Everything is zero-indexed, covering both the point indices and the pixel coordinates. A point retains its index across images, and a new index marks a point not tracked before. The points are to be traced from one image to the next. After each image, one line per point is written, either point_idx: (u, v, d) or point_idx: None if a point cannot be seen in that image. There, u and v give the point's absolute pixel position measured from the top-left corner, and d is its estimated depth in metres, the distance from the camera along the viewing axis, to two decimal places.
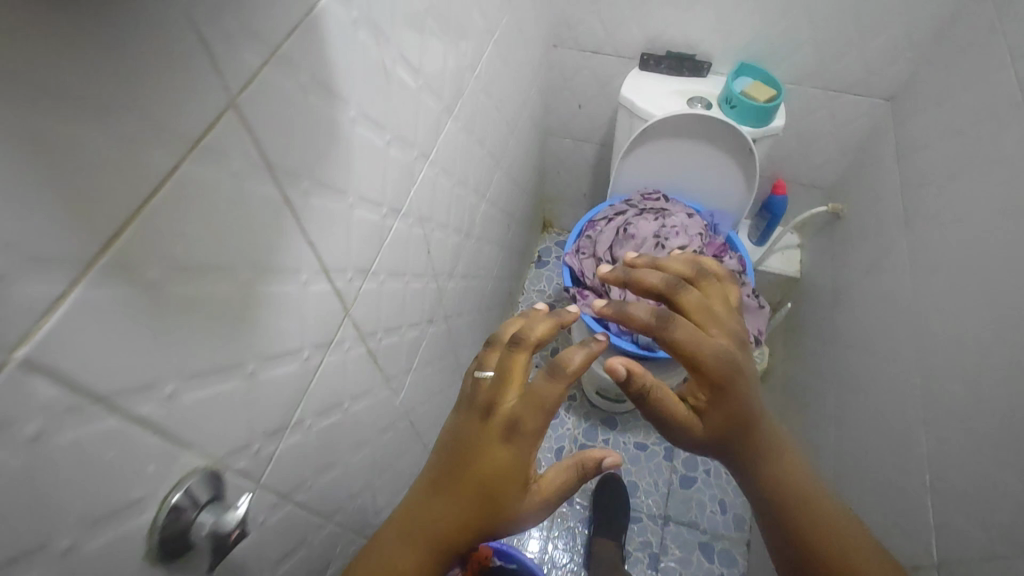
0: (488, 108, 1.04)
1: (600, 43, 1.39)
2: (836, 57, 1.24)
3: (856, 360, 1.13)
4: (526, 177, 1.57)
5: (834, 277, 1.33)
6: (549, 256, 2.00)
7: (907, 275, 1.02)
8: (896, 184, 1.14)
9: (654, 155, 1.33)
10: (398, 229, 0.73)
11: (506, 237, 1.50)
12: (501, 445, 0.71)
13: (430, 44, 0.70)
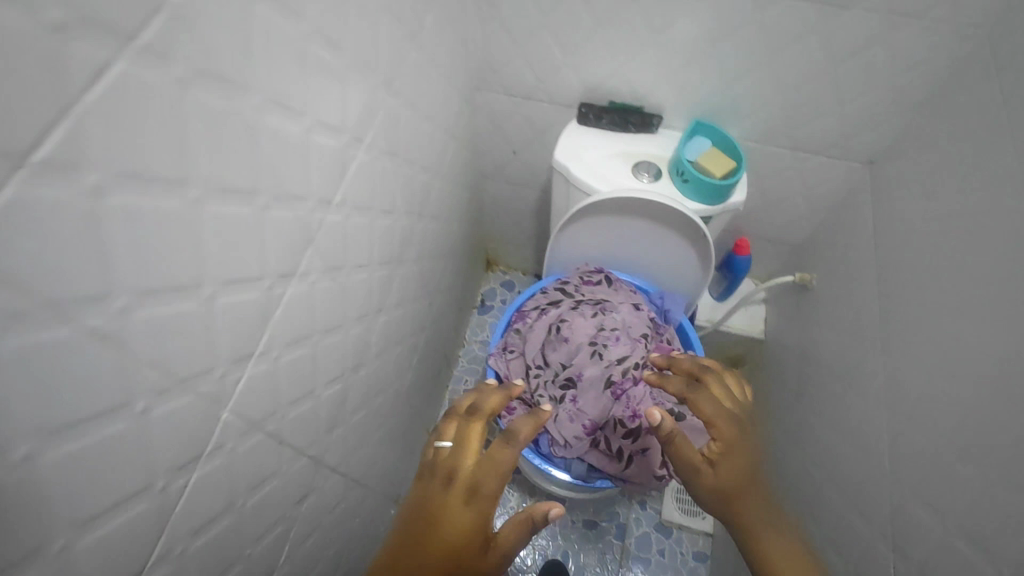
0: (403, 116, 0.91)
1: (530, 88, 1.23)
2: (803, 116, 1.11)
3: (825, 452, 0.98)
4: (455, 223, 1.37)
5: (800, 344, 1.18)
6: (491, 300, 1.92)
7: (885, 383, 0.87)
8: (875, 261, 1.01)
9: (593, 227, 1.11)
10: (295, 290, 0.70)
11: (427, 312, 1.34)
12: (470, 511, 0.81)
13: (315, 77, 0.62)
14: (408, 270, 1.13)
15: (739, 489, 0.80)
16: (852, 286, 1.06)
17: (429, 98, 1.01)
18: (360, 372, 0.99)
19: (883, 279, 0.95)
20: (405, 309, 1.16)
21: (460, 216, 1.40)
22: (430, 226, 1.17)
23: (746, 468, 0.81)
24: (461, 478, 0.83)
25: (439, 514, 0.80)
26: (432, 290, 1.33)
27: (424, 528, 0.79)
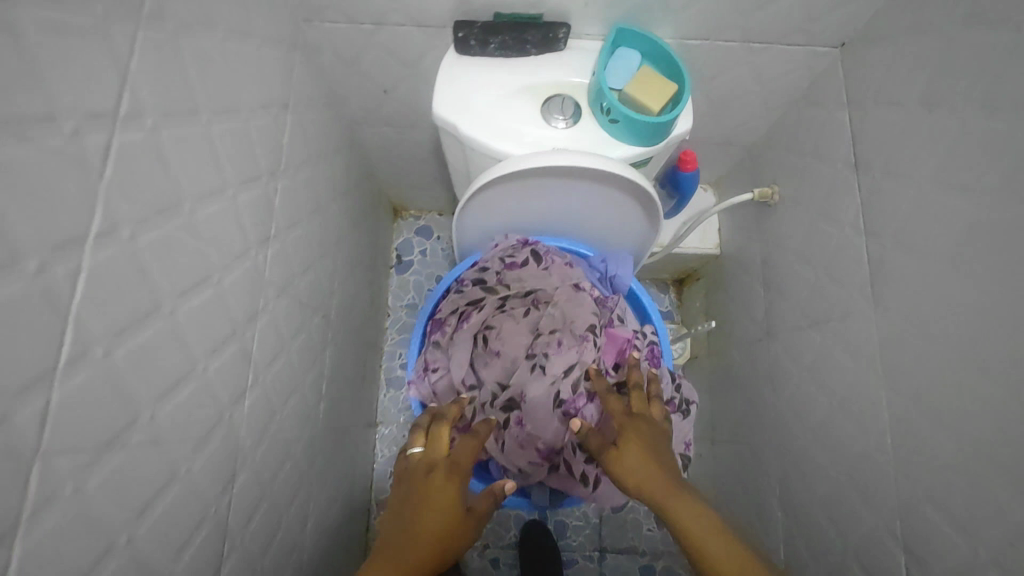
0: (223, 136, 0.52)
1: (382, 10, 0.70)
2: (764, 9, 0.67)
3: (780, 418, 0.84)
4: (335, 186, 0.89)
5: (758, 282, 0.94)
6: (411, 252, 1.34)
7: (854, 358, 0.67)
8: (833, 184, 0.72)
9: (504, 197, 0.72)
10: (102, 502, 0.38)
11: (335, 313, 0.92)
12: (456, 492, 0.58)
13: (43, 160, 0.32)
14: (301, 298, 0.75)
15: (647, 477, 0.57)
16: (804, 195, 0.80)
17: (238, 24, 0.56)
18: (261, 460, 0.65)
19: (832, 202, 0.73)
20: (292, 356, 0.73)
21: (343, 181, 0.94)
22: (328, 238, 0.86)
23: (660, 462, 0.58)
24: (439, 473, 0.58)
25: (408, 515, 0.56)
26: (335, 289, 0.91)
27: (392, 555, 0.53)
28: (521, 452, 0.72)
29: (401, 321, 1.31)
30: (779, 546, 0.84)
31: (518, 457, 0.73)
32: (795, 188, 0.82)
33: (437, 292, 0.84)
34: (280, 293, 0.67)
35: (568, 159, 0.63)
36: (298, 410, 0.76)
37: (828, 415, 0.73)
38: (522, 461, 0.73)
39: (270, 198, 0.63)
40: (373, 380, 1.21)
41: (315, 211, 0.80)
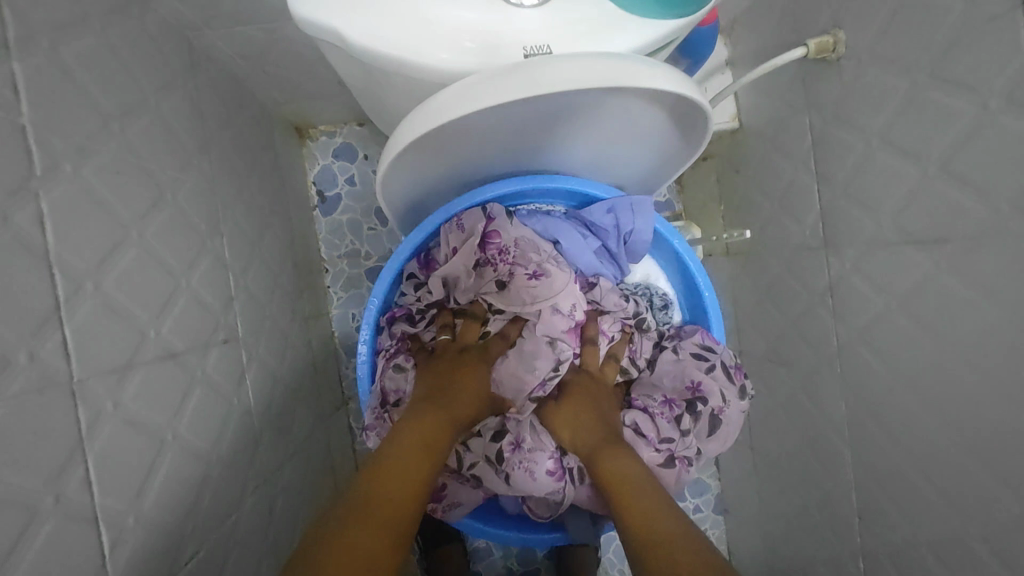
0: None
1: None
2: None
3: (852, 353, 0.66)
4: (187, 145, 0.58)
5: (808, 171, 0.70)
6: (335, 183, 1.02)
7: (995, 300, 0.47)
8: (965, 32, 0.46)
9: (466, 143, 0.53)
10: None
11: (247, 320, 0.67)
12: (472, 375, 0.70)
13: None
14: (170, 350, 0.49)
15: (586, 433, 0.71)
16: (902, 48, 0.53)
17: None
18: None
19: (957, 65, 0.47)
20: (188, 434, 0.50)
21: (195, 125, 0.60)
22: (194, 230, 0.56)
23: (600, 423, 0.71)
24: (471, 353, 0.72)
25: (447, 387, 0.68)
26: (232, 292, 0.63)
27: (436, 408, 0.65)
28: (532, 480, 0.74)
29: (344, 275, 1.03)
30: (852, 493, 0.70)
31: (536, 491, 0.74)
32: (882, 34, 0.54)
33: (393, 267, 0.75)
34: (120, 381, 0.41)
35: (527, 67, 0.44)
36: (219, 494, 0.53)
37: (945, 366, 0.54)
38: (541, 490, 0.75)
39: (23, 245, 0.35)
40: (327, 357, 0.97)
41: (155, 204, 0.50)
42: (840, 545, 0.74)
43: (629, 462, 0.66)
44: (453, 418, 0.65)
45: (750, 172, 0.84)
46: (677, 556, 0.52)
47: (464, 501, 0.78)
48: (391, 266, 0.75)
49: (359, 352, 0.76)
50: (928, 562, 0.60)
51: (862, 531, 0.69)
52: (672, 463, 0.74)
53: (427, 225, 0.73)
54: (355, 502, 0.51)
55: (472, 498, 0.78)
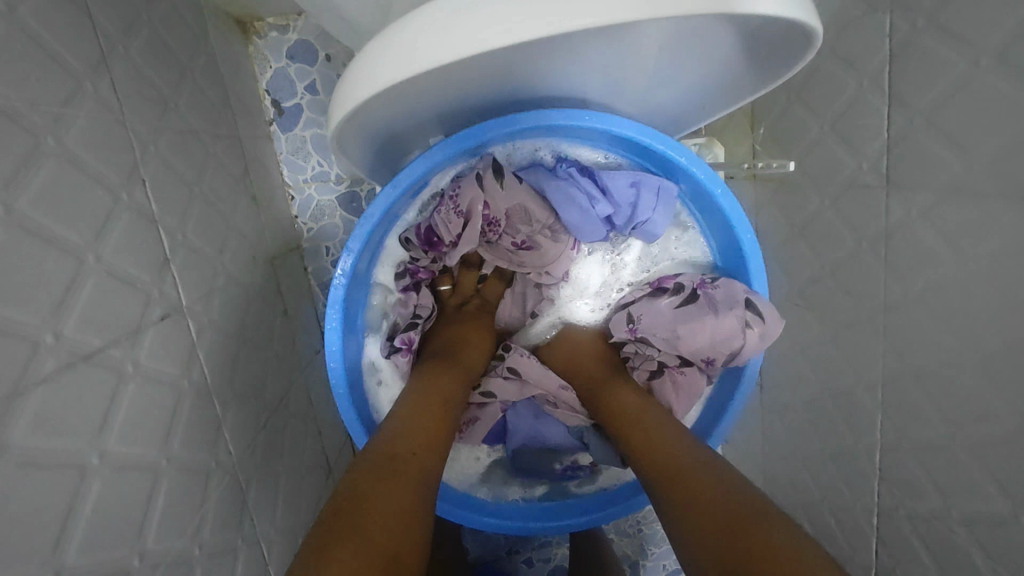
0: None
1: None
2: None
3: (905, 313, 0.57)
4: (78, 68, 0.43)
5: (878, 89, 0.56)
6: (295, 92, 0.85)
7: None
8: None
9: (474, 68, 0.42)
10: None
11: (194, 283, 0.55)
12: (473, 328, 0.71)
13: None
14: (82, 351, 0.38)
15: (585, 372, 0.73)
16: None
17: None
18: None
19: None
20: (124, 446, 0.41)
21: (87, 33, 0.45)
22: (100, 183, 0.43)
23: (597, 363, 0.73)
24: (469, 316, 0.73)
25: (453, 347, 0.68)
26: (168, 253, 0.51)
27: (444, 366, 0.65)
28: (544, 370, 0.75)
29: (314, 203, 0.90)
30: (877, 452, 0.65)
31: (547, 381, 0.74)
32: None
33: (364, 231, 0.61)
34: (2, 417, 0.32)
35: None
36: (174, 501, 0.46)
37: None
38: (553, 382, 0.75)
39: None
40: (300, 297, 0.87)
41: (28, 159, 0.36)
42: (850, 499, 0.71)
43: (632, 395, 0.68)
44: (463, 370, 0.65)
45: (796, 83, 0.69)
46: (695, 477, 0.54)
47: (482, 417, 0.75)
48: (361, 231, 0.61)
49: (326, 334, 0.64)
50: (956, 535, 0.56)
51: (880, 490, 0.65)
52: (661, 371, 0.74)
53: (404, 180, 0.59)
54: (378, 457, 0.50)
55: (493, 416, 0.75)
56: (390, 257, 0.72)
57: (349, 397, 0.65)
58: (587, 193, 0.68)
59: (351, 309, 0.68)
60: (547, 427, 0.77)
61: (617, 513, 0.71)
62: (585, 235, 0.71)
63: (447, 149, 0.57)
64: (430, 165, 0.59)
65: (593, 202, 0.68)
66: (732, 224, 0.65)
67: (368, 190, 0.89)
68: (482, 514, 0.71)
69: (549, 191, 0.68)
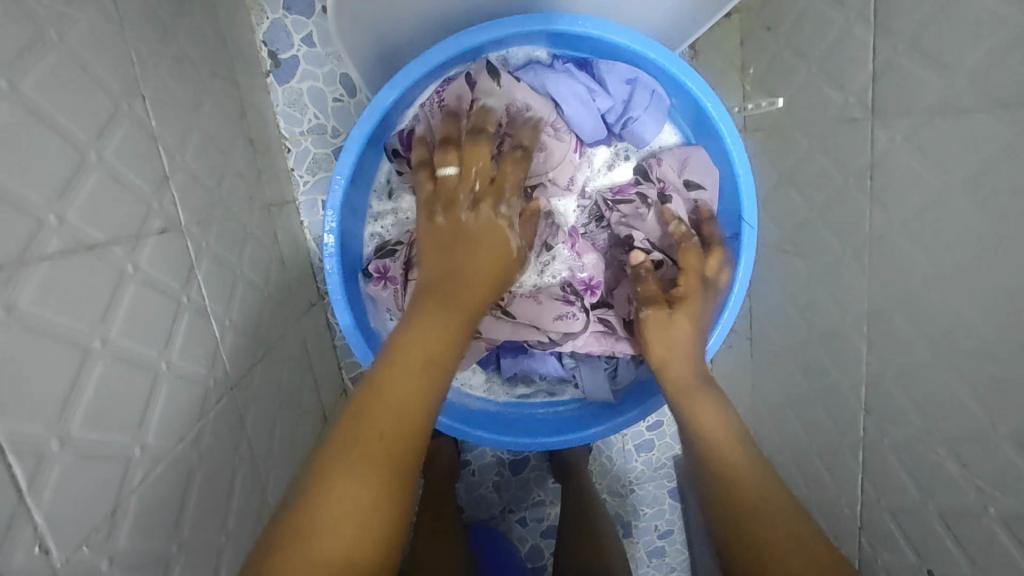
0: None
1: None
2: None
3: (890, 241, 0.59)
4: None
5: (866, 20, 0.58)
6: (291, 43, 0.86)
7: None
8: None
9: None
10: None
11: (192, 204, 0.56)
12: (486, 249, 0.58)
13: None
14: (85, 240, 0.39)
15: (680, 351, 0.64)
16: None
17: None
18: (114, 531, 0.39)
19: None
20: (123, 342, 0.41)
21: None
22: (101, 87, 0.44)
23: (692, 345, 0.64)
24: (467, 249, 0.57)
25: (444, 290, 0.54)
26: (167, 170, 0.52)
27: (437, 303, 0.53)
28: (538, 305, 0.72)
29: (309, 156, 0.90)
30: (862, 385, 0.67)
31: (541, 316, 0.72)
32: None
33: (359, 135, 0.64)
34: (10, 279, 0.32)
35: None
36: (174, 405, 0.47)
37: (1002, 253, 0.47)
38: (550, 314, 0.72)
39: None
40: (296, 247, 0.88)
41: (32, 45, 0.37)
42: (836, 437, 0.73)
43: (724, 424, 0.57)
44: (459, 310, 0.53)
45: (785, 29, 0.71)
46: (773, 536, 0.48)
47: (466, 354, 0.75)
48: (356, 136, 0.64)
49: (325, 237, 0.66)
50: (938, 456, 0.57)
51: (865, 423, 0.67)
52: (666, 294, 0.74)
53: (400, 83, 0.62)
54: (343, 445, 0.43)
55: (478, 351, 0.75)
56: (385, 168, 0.75)
57: (345, 301, 0.67)
58: (587, 88, 0.70)
59: (349, 216, 0.70)
60: (533, 361, 0.78)
61: (602, 430, 0.74)
62: (585, 130, 0.73)
63: (448, 50, 0.61)
64: (427, 68, 0.62)
65: (593, 95, 0.71)
66: (720, 123, 0.66)
67: None
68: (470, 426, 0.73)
69: (551, 87, 0.69)
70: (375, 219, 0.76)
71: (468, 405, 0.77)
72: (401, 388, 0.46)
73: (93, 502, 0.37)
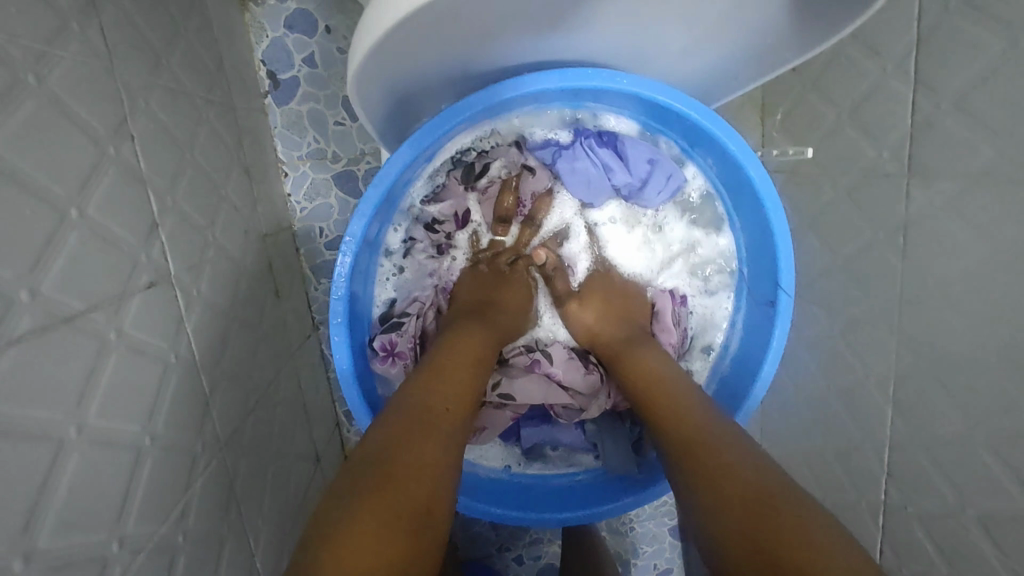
0: None
1: None
2: None
3: (925, 304, 0.56)
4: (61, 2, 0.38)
5: (907, 73, 0.55)
6: (291, 63, 0.81)
7: None
8: None
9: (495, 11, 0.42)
10: None
11: (183, 250, 0.52)
12: (514, 294, 0.69)
13: None
14: (58, 312, 0.35)
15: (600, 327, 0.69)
16: None
17: None
18: None
19: None
20: (96, 424, 0.37)
21: None
22: (83, 131, 0.39)
23: (612, 319, 0.69)
24: (503, 290, 0.69)
25: (487, 307, 0.65)
26: (157, 216, 0.48)
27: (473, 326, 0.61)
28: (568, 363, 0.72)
29: (307, 181, 0.86)
30: (885, 448, 0.64)
31: (571, 372, 0.72)
32: None
33: (374, 196, 0.59)
34: None
35: None
36: (157, 484, 0.42)
37: None
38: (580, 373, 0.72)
39: None
40: (291, 279, 0.83)
41: (6, 94, 0.33)
42: (851, 497, 0.70)
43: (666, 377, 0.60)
44: (491, 334, 0.62)
45: (812, 72, 0.68)
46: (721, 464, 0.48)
47: (489, 426, 0.72)
48: (371, 197, 0.59)
49: (333, 300, 0.61)
50: (969, 533, 0.54)
51: (887, 487, 0.64)
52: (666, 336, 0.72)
53: (422, 141, 0.59)
54: (414, 408, 0.49)
55: (500, 422, 0.72)
56: (400, 227, 0.72)
57: (354, 375, 0.62)
58: (602, 165, 0.71)
59: (359, 275, 0.66)
60: (558, 428, 0.75)
61: (615, 509, 0.67)
62: (598, 198, 0.73)
63: (475, 105, 0.57)
64: (452, 122, 0.58)
65: (609, 173, 0.71)
66: (766, 184, 0.61)
67: (366, 170, 0.86)
68: (473, 502, 0.67)
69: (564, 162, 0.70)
70: (384, 280, 0.72)
71: (478, 474, 0.73)
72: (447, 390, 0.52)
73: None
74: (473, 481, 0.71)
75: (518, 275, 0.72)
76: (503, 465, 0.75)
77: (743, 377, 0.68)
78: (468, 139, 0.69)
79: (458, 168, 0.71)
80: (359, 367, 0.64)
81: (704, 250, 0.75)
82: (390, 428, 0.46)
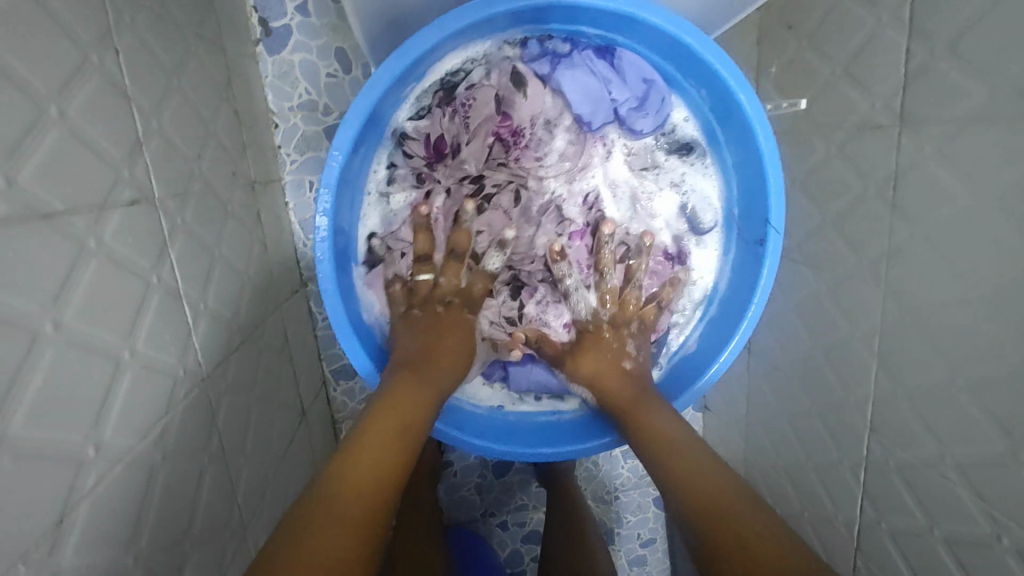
0: None
1: None
2: None
3: (911, 254, 0.56)
4: None
5: (903, 22, 0.55)
6: (284, 11, 0.80)
7: None
8: None
9: None
10: None
11: (168, 177, 0.51)
12: (457, 341, 0.68)
13: None
14: (37, 208, 0.34)
15: (608, 380, 0.69)
16: None
17: None
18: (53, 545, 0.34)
19: None
20: (71, 326, 0.36)
21: None
22: (65, 33, 0.38)
23: (613, 372, 0.69)
24: (441, 335, 0.67)
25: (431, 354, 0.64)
26: (141, 136, 0.47)
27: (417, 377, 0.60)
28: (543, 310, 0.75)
29: (298, 134, 0.85)
30: (869, 403, 0.64)
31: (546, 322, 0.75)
32: None
33: (351, 128, 0.60)
34: None
35: None
36: (136, 399, 0.42)
37: None
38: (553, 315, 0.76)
39: None
40: (279, 230, 0.82)
41: None
42: (835, 455, 0.70)
43: (675, 437, 0.59)
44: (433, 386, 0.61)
45: (808, 28, 0.68)
46: (737, 529, 0.47)
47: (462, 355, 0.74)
48: (352, 123, 0.60)
49: (317, 219, 0.61)
50: (949, 482, 0.55)
51: (870, 441, 0.64)
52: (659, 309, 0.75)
53: (410, 51, 0.58)
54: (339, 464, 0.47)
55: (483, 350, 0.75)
56: (384, 151, 0.70)
57: (338, 294, 0.63)
58: (602, 78, 0.68)
59: (344, 200, 0.65)
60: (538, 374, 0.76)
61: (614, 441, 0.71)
62: (591, 120, 0.71)
63: (464, 16, 0.57)
64: (443, 35, 0.58)
65: (609, 86, 0.68)
66: (758, 114, 0.61)
67: None
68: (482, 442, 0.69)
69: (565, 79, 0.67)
70: (370, 206, 0.71)
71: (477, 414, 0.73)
72: (384, 445, 0.51)
73: (32, 517, 0.32)
74: (473, 421, 0.72)
75: (454, 314, 0.70)
76: (498, 405, 0.76)
77: (712, 349, 0.71)
78: (458, 60, 0.66)
79: (444, 89, 0.68)
80: (342, 287, 0.65)
81: (696, 197, 0.74)
82: (328, 483, 0.45)
